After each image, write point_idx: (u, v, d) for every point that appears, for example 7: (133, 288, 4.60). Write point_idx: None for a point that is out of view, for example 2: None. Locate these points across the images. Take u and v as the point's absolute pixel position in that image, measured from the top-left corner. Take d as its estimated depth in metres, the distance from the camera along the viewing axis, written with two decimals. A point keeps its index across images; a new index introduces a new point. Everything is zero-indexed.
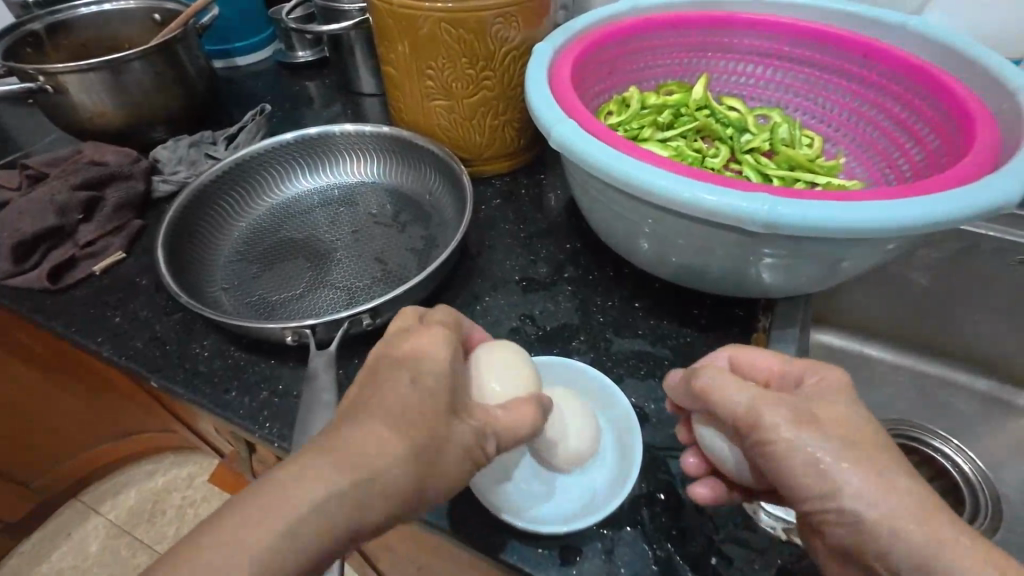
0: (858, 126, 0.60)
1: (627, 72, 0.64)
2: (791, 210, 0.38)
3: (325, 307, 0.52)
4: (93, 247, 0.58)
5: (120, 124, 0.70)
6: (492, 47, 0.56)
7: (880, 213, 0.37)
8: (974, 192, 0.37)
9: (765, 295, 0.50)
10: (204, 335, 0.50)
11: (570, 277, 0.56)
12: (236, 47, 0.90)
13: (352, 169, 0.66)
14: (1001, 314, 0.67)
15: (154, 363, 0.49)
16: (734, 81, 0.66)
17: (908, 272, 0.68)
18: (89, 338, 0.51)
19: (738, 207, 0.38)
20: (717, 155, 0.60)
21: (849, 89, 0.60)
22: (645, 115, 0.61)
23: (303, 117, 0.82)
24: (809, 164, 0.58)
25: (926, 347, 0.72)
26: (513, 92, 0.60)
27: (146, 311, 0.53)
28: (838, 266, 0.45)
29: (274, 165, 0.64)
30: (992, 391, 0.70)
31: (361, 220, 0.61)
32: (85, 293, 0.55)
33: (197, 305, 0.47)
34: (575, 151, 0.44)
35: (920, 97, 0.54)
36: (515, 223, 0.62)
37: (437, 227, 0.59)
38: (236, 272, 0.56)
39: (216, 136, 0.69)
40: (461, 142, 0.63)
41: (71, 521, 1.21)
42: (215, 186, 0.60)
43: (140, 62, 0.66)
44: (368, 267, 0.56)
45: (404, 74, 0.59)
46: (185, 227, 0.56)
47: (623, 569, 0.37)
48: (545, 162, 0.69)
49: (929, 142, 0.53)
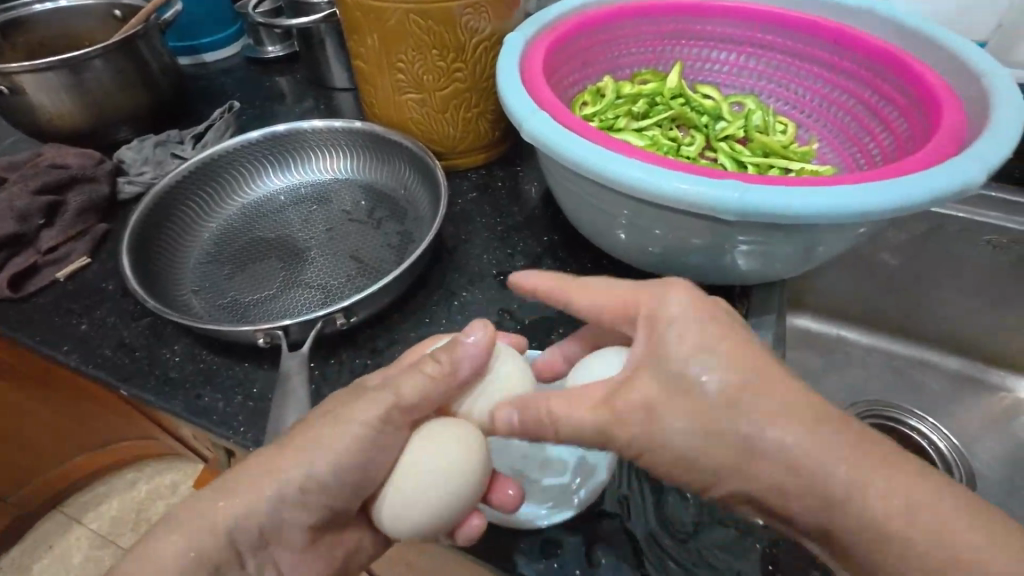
0: (831, 111, 0.60)
1: (601, 61, 0.63)
2: (761, 196, 0.38)
3: (299, 306, 0.51)
4: (56, 253, 0.56)
5: (82, 125, 0.68)
6: (463, 38, 0.55)
7: (851, 196, 0.37)
8: (941, 174, 0.37)
9: (741, 282, 0.51)
10: (175, 340, 0.49)
11: (547, 271, 0.55)
12: (203, 42, 0.87)
13: (324, 165, 0.65)
14: (973, 294, 0.68)
15: (123, 371, 0.47)
16: (707, 68, 0.65)
17: (881, 255, 0.69)
18: (54, 347, 0.50)
19: (709, 195, 0.38)
20: (693, 143, 0.59)
21: (820, 75, 0.60)
22: (619, 105, 0.61)
23: (275, 114, 0.80)
24: (783, 150, 0.58)
25: (901, 329, 0.74)
26: (485, 84, 0.59)
27: (113, 317, 0.52)
28: (811, 251, 0.45)
29: (243, 164, 0.62)
30: (965, 370, 0.72)
31: (335, 217, 0.60)
32: (48, 300, 0.54)
33: (164, 309, 0.46)
34: (547, 143, 0.43)
35: (889, 82, 0.54)
36: (491, 216, 0.61)
37: (413, 222, 0.59)
38: (206, 273, 0.55)
39: (183, 135, 0.67)
40: (435, 137, 0.62)
41: (52, 532, 1.19)
42: (182, 186, 0.59)
43: (99, 59, 0.64)
44: (343, 265, 0.55)
45: (374, 67, 0.58)
46: (151, 230, 0.55)
47: (605, 561, 0.37)
48: (521, 155, 0.68)
49: (898, 126, 0.54)
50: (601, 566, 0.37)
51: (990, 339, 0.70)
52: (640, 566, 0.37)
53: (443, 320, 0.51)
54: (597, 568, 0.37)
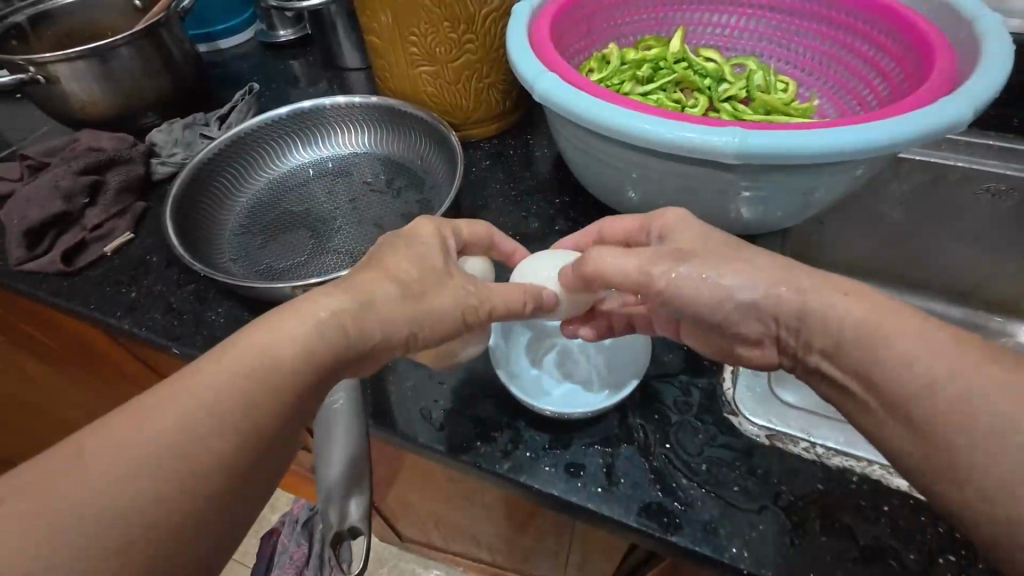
0: (831, 68, 0.62)
1: (605, 27, 0.65)
2: (760, 141, 0.40)
3: (330, 270, 0.55)
4: (101, 230, 0.60)
5: (112, 111, 0.71)
6: (472, 9, 0.57)
7: (843, 137, 0.40)
8: (929, 112, 0.40)
9: (745, 232, 0.53)
10: (218, 304, 0.53)
11: (560, 230, 0.58)
12: (218, 30, 0.90)
13: (344, 140, 0.68)
14: (973, 242, 0.70)
15: (174, 332, 0.51)
16: (709, 32, 0.67)
17: (886, 209, 0.71)
18: (109, 314, 0.54)
19: (711, 142, 0.41)
20: (696, 105, 0.61)
21: (820, 32, 0.62)
22: (625, 71, 0.63)
23: (290, 95, 0.83)
24: (784, 108, 0.60)
25: (905, 279, 0.76)
26: (495, 54, 0.61)
27: (159, 286, 0.56)
28: (811, 196, 0.48)
29: (269, 141, 0.66)
30: (966, 318, 0.74)
31: (357, 188, 0.64)
32: (98, 273, 0.58)
33: (208, 272, 0.49)
34: (558, 100, 0.46)
35: (887, 34, 0.56)
36: (504, 182, 0.64)
37: (431, 190, 0.62)
38: (241, 243, 0.58)
39: (207, 118, 0.70)
40: (448, 108, 0.65)
41: None
42: (214, 163, 0.62)
43: (126, 47, 0.67)
44: (368, 232, 0.58)
45: (389, 43, 0.61)
46: (189, 203, 0.58)
47: (624, 479, 0.41)
48: (530, 124, 0.71)
49: (894, 77, 0.56)
50: (620, 484, 0.40)
51: (991, 285, 0.73)
52: (656, 484, 0.40)
53: None
54: (617, 485, 0.40)
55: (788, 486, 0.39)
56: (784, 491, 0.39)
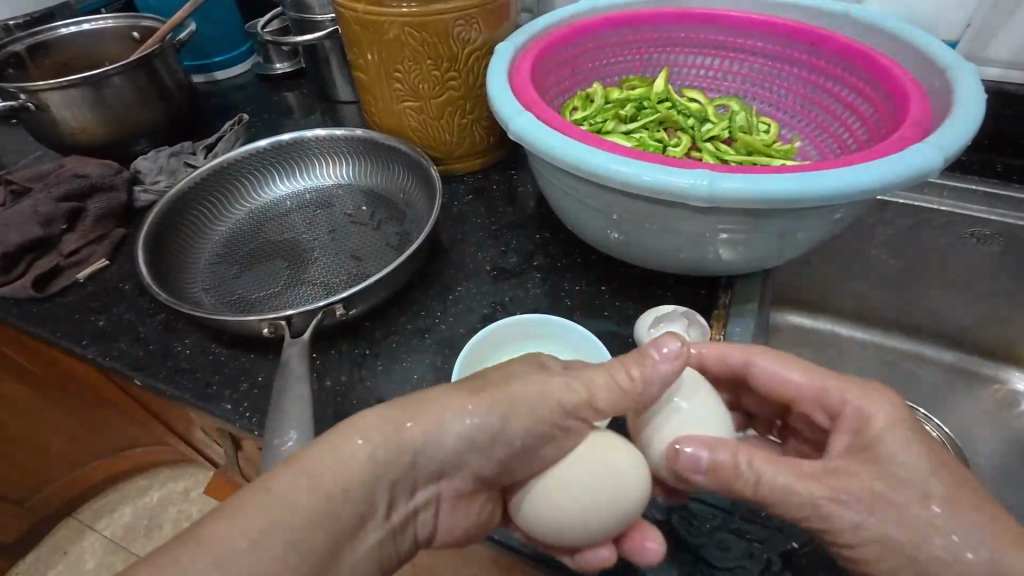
0: (812, 111, 0.63)
1: (589, 69, 0.66)
2: (730, 185, 0.40)
3: (303, 300, 0.54)
4: (77, 255, 0.60)
5: (101, 137, 0.72)
6: (455, 48, 0.58)
7: (815, 183, 0.39)
8: (901, 159, 0.40)
9: (727, 273, 0.53)
10: (185, 335, 0.52)
11: (539, 266, 0.58)
12: (215, 61, 0.92)
13: (326, 172, 0.68)
14: (960, 287, 0.69)
15: (139, 362, 0.50)
16: (694, 73, 0.68)
17: (871, 250, 0.70)
18: (74, 342, 0.53)
19: (679, 185, 0.41)
20: (678, 144, 0.61)
21: (801, 77, 0.63)
22: (608, 110, 0.63)
23: (283, 124, 0.84)
24: (765, 149, 0.60)
25: (893, 322, 0.75)
26: (479, 92, 0.62)
27: (128, 314, 0.55)
28: (791, 238, 0.47)
29: (251, 172, 0.66)
30: (958, 362, 0.73)
31: (338, 220, 0.63)
32: (70, 299, 0.57)
33: (176, 303, 0.48)
34: (533, 140, 0.46)
35: (865, 81, 0.57)
36: (486, 216, 0.64)
37: (411, 223, 0.61)
38: (215, 273, 0.58)
39: (195, 147, 0.71)
40: (433, 142, 0.65)
41: (67, 538, 1.18)
42: (193, 192, 0.62)
43: (119, 76, 0.68)
44: (345, 264, 0.58)
45: (374, 77, 0.62)
46: (165, 233, 0.58)
47: None
48: (515, 159, 0.71)
49: (873, 122, 0.56)
50: None
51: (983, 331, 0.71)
52: None
53: (437, 314, 0.54)
54: None
55: (761, 545, 0.37)
56: (756, 547, 0.37)
